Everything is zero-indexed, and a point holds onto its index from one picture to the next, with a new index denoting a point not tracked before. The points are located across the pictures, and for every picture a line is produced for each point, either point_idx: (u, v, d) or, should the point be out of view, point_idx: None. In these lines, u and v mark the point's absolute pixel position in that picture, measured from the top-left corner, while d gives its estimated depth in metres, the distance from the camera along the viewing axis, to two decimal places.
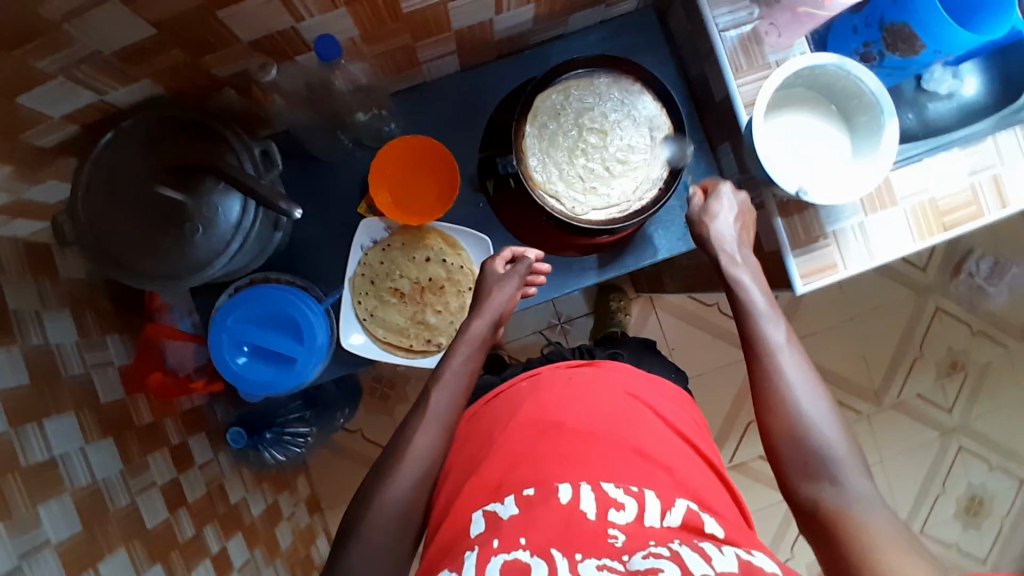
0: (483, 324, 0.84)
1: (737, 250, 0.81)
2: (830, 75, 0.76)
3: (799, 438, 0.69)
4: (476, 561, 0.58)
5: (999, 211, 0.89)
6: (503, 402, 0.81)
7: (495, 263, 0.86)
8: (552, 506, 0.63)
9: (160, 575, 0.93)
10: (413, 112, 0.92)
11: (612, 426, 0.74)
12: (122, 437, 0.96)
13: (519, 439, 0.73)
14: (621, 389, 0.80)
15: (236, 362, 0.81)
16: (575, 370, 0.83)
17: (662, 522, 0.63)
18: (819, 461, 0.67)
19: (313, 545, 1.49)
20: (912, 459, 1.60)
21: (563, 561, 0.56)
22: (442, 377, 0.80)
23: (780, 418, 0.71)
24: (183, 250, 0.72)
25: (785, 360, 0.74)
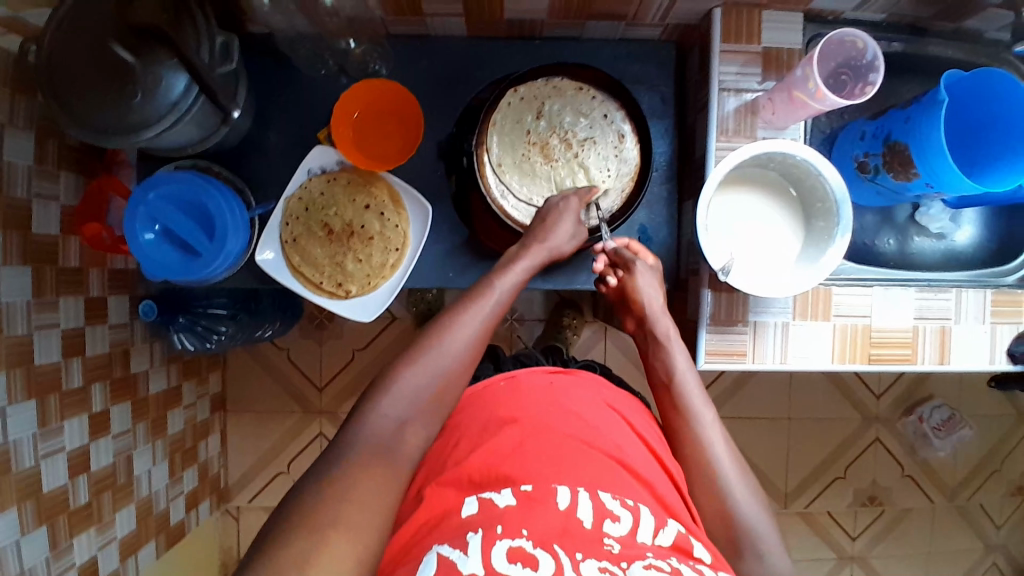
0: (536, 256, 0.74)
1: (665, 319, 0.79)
2: (801, 169, 0.74)
3: (730, 516, 0.69)
4: (480, 546, 0.54)
5: (935, 363, 0.86)
6: (477, 399, 0.76)
7: (569, 202, 0.77)
8: (550, 507, 0.59)
9: (30, 410, 0.98)
10: (406, 62, 0.91)
11: (595, 436, 0.70)
12: (40, 271, 1.00)
13: (498, 432, 0.69)
14: (599, 399, 0.77)
15: (144, 237, 0.81)
16: (555, 377, 0.79)
17: (653, 540, 0.59)
18: (740, 541, 0.68)
19: (203, 440, 1.51)
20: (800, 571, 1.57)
21: (566, 559, 0.54)
22: (477, 297, 0.69)
23: (706, 500, 0.71)
24: (118, 112, 0.72)
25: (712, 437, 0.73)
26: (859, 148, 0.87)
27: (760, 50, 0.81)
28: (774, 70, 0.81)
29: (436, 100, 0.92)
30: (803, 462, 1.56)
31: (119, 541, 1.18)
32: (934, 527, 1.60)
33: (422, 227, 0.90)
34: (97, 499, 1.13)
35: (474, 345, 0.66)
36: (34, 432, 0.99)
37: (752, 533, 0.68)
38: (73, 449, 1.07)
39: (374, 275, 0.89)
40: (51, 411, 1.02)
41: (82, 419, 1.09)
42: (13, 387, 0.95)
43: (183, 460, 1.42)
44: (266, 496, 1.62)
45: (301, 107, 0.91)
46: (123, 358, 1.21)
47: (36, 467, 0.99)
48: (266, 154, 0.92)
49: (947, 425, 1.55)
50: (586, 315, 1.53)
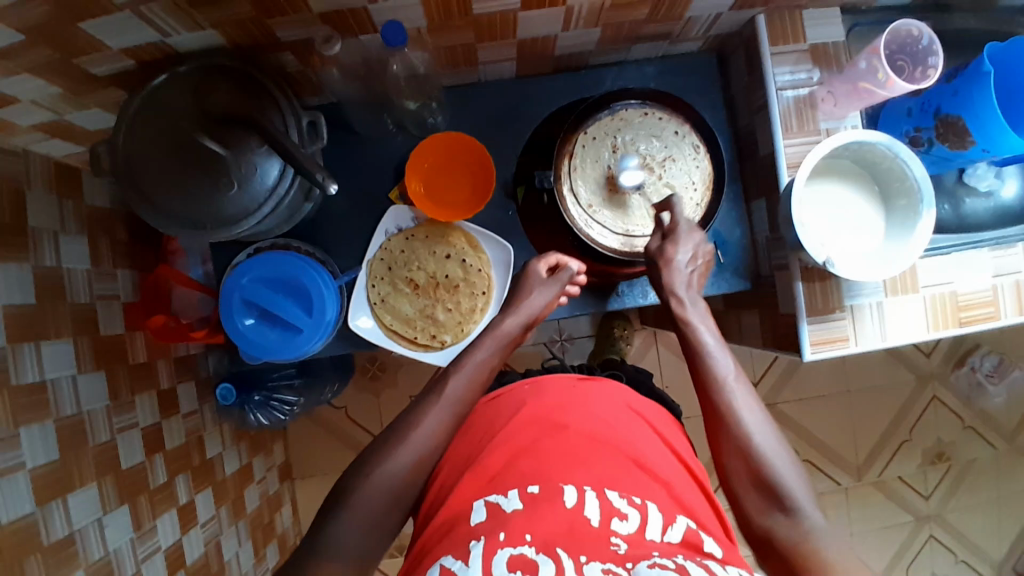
0: (516, 324, 0.84)
1: (685, 295, 0.81)
2: (877, 154, 0.77)
3: (757, 472, 0.69)
4: (481, 555, 0.59)
5: (1015, 316, 0.89)
6: (502, 403, 0.81)
7: (535, 266, 0.87)
8: (556, 507, 0.64)
9: (125, 515, 0.96)
10: (460, 110, 0.93)
11: (611, 434, 0.74)
12: (112, 371, 0.99)
13: (517, 432, 0.74)
14: (623, 401, 0.81)
15: (243, 323, 0.82)
16: (580, 380, 0.82)
17: (662, 537, 0.64)
18: (771, 490, 0.68)
19: (278, 511, 1.49)
20: (885, 538, 1.58)
21: (568, 563, 0.59)
22: (461, 365, 0.80)
23: (730, 456, 0.71)
24: (214, 204, 0.73)
25: (733, 394, 0.74)
26: (908, 124, 0.92)
27: (806, 47, 0.85)
28: (823, 64, 0.85)
29: (493, 143, 0.94)
30: (867, 430, 1.58)
31: None
32: (1003, 473, 1.63)
33: (506, 269, 0.91)
34: None
35: (457, 407, 0.77)
36: (131, 537, 0.96)
37: (777, 485, 0.68)
38: (168, 546, 1.05)
39: (466, 321, 0.90)
40: (143, 512, 1.00)
41: (171, 513, 1.07)
42: (107, 496, 0.93)
43: (263, 536, 1.39)
44: None
45: (365, 169, 0.93)
46: (199, 445, 1.20)
47: (138, 572, 0.96)
48: (337, 219, 0.93)
49: (999, 370, 1.60)
50: (637, 323, 1.54)
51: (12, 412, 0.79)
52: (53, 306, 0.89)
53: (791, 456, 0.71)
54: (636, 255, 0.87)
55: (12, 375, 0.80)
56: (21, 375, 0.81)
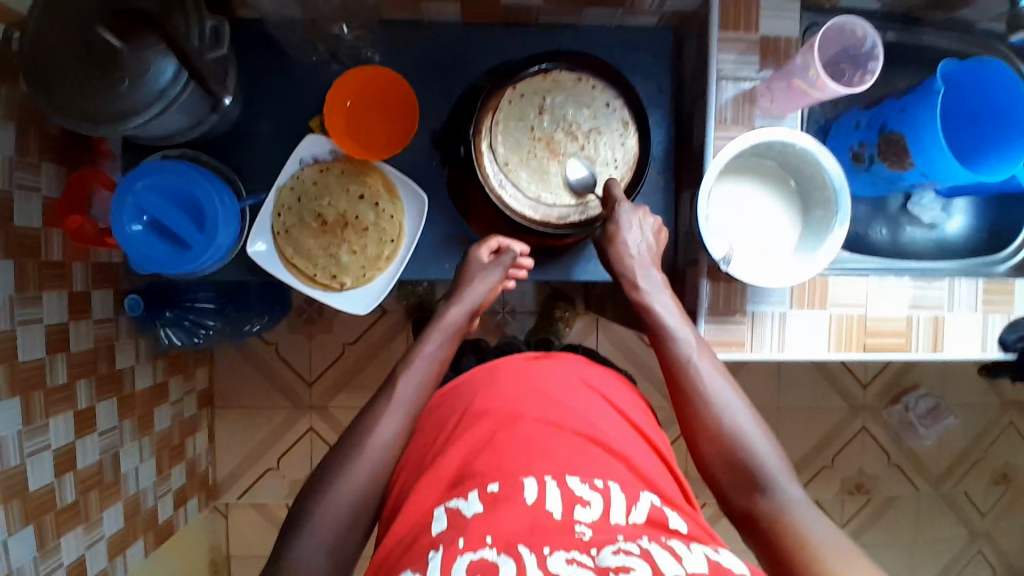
0: (461, 313, 0.80)
1: (647, 271, 0.78)
2: (800, 159, 0.74)
3: (733, 452, 0.66)
4: (440, 563, 0.51)
5: (927, 352, 0.86)
6: (456, 396, 0.73)
7: (479, 250, 0.83)
8: (517, 505, 0.56)
9: (15, 409, 0.93)
10: (398, 49, 0.89)
11: (567, 416, 0.66)
12: (22, 266, 0.94)
13: (471, 427, 0.66)
14: (577, 378, 0.73)
15: (131, 228, 0.79)
16: (533, 361, 0.75)
17: (627, 518, 0.57)
18: (750, 475, 0.65)
19: (191, 436, 1.47)
20: None
21: (531, 558, 0.50)
22: (410, 364, 0.75)
23: (711, 446, 0.68)
24: (104, 96, 0.69)
25: (705, 374, 0.71)
26: (854, 138, 0.88)
27: (757, 38, 0.81)
28: (771, 58, 0.81)
29: (429, 90, 0.90)
30: (792, 452, 1.57)
31: (106, 540, 1.15)
32: (920, 515, 1.63)
33: (418, 219, 0.89)
34: (84, 498, 1.09)
35: (411, 406, 0.72)
36: (19, 430, 0.94)
37: (754, 463, 0.65)
38: (59, 448, 1.02)
39: (369, 266, 0.88)
40: (35, 409, 0.97)
41: (68, 417, 1.05)
42: None
43: (170, 458, 1.38)
44: (256, 492, 1.58)
45: (293, 95, 0.90)
46: (108, 354, 1.16)
47: (22, 466, 0.94)
48: (255, 142, 0.90)
49: (933, 413, 1.59)
50: (578, 307, 1.50)
51: None
52: None
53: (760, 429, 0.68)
54: (548, 225, 0.82)
55: None
56: None
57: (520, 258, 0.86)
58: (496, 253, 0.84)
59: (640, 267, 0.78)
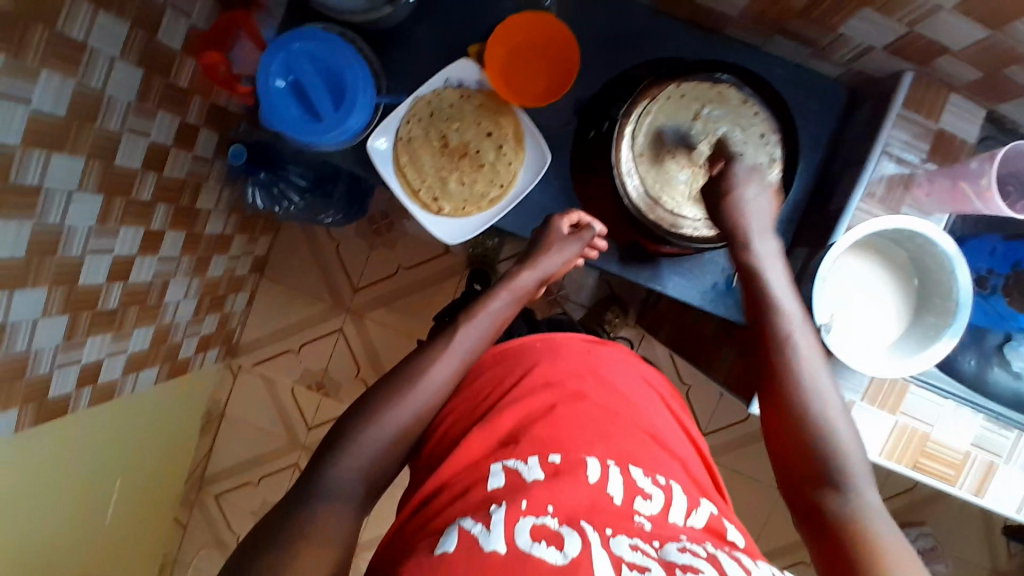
0: (532, 280, 0.81)
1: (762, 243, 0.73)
2: (935, 262, 0.72)
3: (813, 440, 0.64)
4: (503, 520, 0.51)
5: (970, 494, 0.82)
6: (513, 356, 0.73)
7: (560, 221, 0.83)
8: (579, 481, 0.57)
9: (95, 204, 0.93)
10: (578, 9, 0.88)
11: (626, 409, 0.68)
12: (150, 77, 0.95)
13: (532, 394, 0.67)
14: (639, 374, 0.75)
15: (274, 83, 0.81)
16: (594, 345, 0.75)
17: (686, 521, 0.58)
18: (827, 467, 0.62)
19: (233, 292, 1.52)
20: None
21: (594, 535, 0.52)
22: (474, 316, 0.75)
23: (792, 432, 0.65)
24: None
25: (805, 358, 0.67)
26: (984, 262, 0.84)
27: (934, 129, 0.79)
28: (940, 155, 0.79)
29: (593, 59, 0.89)
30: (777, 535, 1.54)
31: (126, 356, 1.18)
32: None
33: (534, 174, 0.88)
34: (123, 310, 1.11)
35: (466, 357, 0.72)
36: (90, 225, 0.94)
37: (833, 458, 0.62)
38: (120, 255, 1.04)
39: (472, 202, 0.88)
40: (113, 212, 0.98)
41: (137, 231, 1.06)
42: (89, 177, 0.90)
43: (210, 304, 1.43)
44: (269, 366, 1.64)
45: (464, 16, 0.90)
46: (193, 191, 1.19)
47: (80, 259, 0.94)
48: (412, 47, 0.90)
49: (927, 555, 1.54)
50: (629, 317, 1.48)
51: (41, 51, 0.74)
52: None
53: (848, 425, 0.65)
54: (656, 227, 0.81)
55: (61, 19, 0.76)
56: (69, 25, 0.77)
57: (597, 239, 0.86)
58: (576, 229, 0.84)
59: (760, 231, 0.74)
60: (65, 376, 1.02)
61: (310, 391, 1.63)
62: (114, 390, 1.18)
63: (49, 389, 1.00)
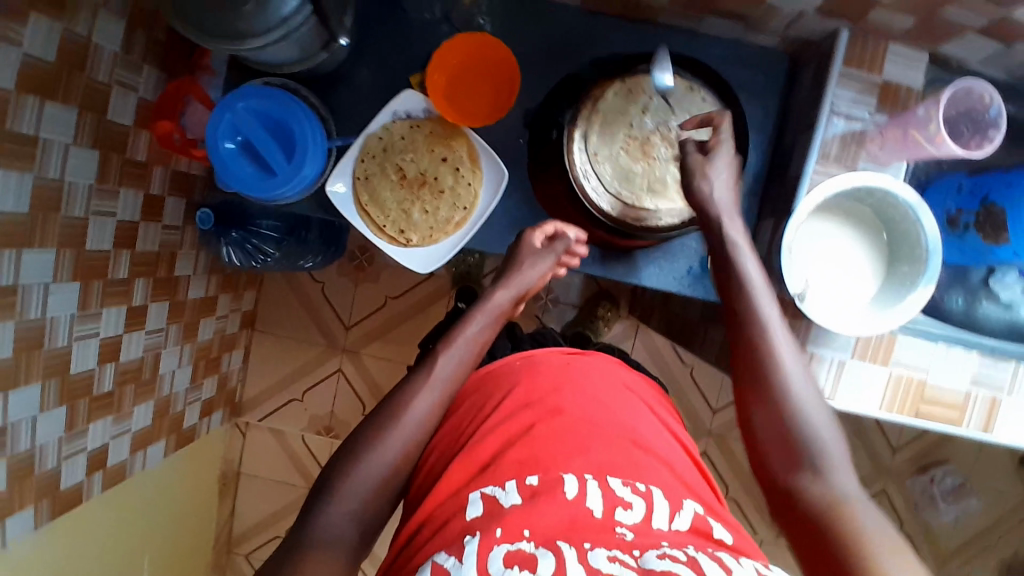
0: (508, 296, 0.81)
1: (732, 224, 0.74)
2: (898, 212, 0.72)
3: (790, 432, 0.64)
4: (475, 550, 0.52)
5: (979, 431, 0.83)
6: (493, 381, 0.75)
7: (535, 236, 0.84)
8: (556, 499, 0.57)
9: (73, 292, 0.94)
10: (510, 22, 0.89)
11: (605, 416, 0.68)
12: (106, 157, 0.95)
13: (512, 416, 0.67)
14: (617, 380, 0.76)
15: (223, 146, 0.82)
16: (571, 356, 0.77)
17: (670, 525, 0.58)
18: (804, 451, 0.62)
19: (228, 352, 1.52)
20: None
21: (570, 553, 0.52)
22: (452, 341, 0.75)
23: (767, 416, 0.65)
24: (226, 15, 0.70)
25: (777, 334, 0.68)
26: (953, 202, 0.84)
27: (879, 82, 0.79)
28: (889, 105, 0.80)
29: (533, 68, 0.90)
30: None
31: (132, 435, 1.18)
32: None
33: (495, 191, 0.89)
34: (120, 390, 1.11)
35: (447, 386, 0.72)
36: (73, 314, 0.95)
37: (815, 443, 0.63)
38: (107, 337, 1.04)
39: (437, 229, 0.89)
40: (93, 297, 0.98)
41: (120, 310, 1.07)
42: (62, 268, 0.91)
43: (206, 368, 1.43)
44: (276, 418, 1.64)
45: (399, 48, 0.91)
46: (169, 261, 1.20)
47: (67, 348, 0.95)
48: (354, 86, 0.91)
49: (956, 493, 1.55)
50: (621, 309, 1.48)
51: None
52: (69, 72, 0.85)
53: (821, 407, 0.66)
54: (623, 224, 0.81)
55: (9, 120, 0.77)
56: (18, 123, 0.77)
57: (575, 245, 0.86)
58: (551, 240, 0.84)
59: (727, 209, 0.74)
60: (74, 465, 1.02)
61: (320, 436, 1.64)
62: (125, 470, 1.18)
63: (59, 482, 1.00)
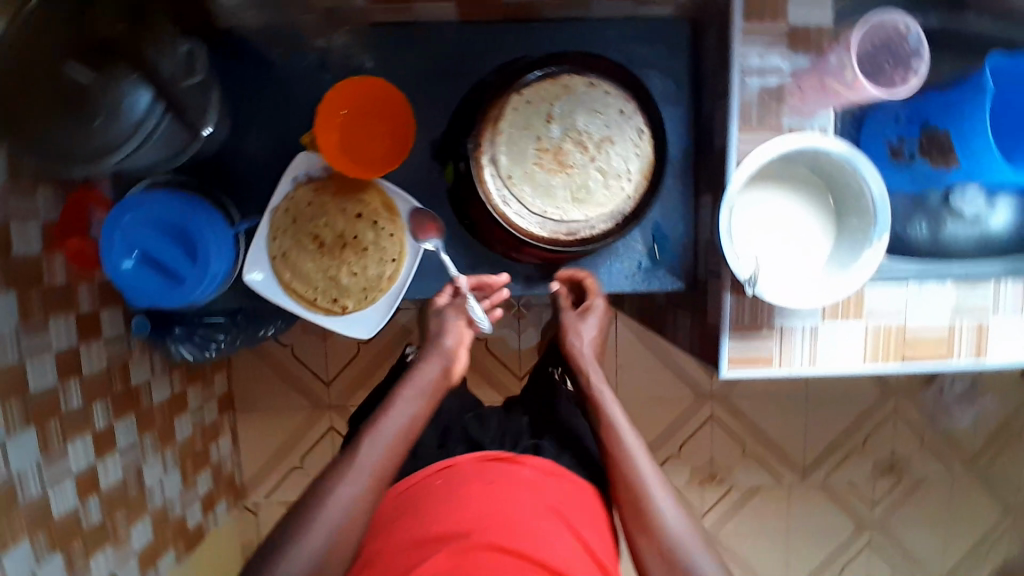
0: (436, 366, 0.75)
1: (596, 371, 0.79)
2: (834, 166, 0.69)
3: (671, 559, 0.64)
4: None
5: (969, 359, 0.80)
6: (412, 504, 0.67)
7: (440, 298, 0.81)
8: None
9: (29, 440, 0.86)
10: (391, 54, 0.83)
11: (530, 548, 0.61)
12: (24, 292, 0.85)
13: (432, 558, 0.60)
14: (545, 501, 0.66)
15: (121, 264, 0.76)
16: (496, 471, 0.69)
17: None
18: (676, 574, 0.63)
19: (214, 442, 1.47)
20: (818, 540, 1.53)
21: None
22: (368, 435, 0.68)
23: (648, 542, 0.65)
24: (76, 138, 0.62)
25: (641, 463, 0.70)
26: (892, 132, 0.80)
27: (786, 31, 0.73)
28: (801, 48, 0.73)
29: (427, 95, 0.84)
30: (820, 437, 1.52)
31: (132, 558, 1.13)
32: (954, 494, 1.56)
33: (419, 236, 0.84)
34: (110, 518, 1.05)
35: (377, 475, 0.65)
36: (36, 461, 0.88)
37: (690, 569, 0.63)
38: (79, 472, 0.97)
39: (370, 290, 0.84)
40: (52, 434, 0.91)
41: (85, 439, 0.99)
42: (8, 416, 0.83)
43: (194, 465, 1.38)
44: (281, 489, 1.60)
45: (282, 109, 0.84)
46: (122, 371, 1.10)
47: (43, 496, 0.89)
48: (247, 162, 0.85)
49: (968, 394, 1.53)
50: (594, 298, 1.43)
51: None
52: None
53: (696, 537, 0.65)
54: (556, 243, 0.76)
55: None
56: None
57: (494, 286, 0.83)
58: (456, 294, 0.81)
59: (594, 369, 0.79)
60: None
61: None
62: None
63: None
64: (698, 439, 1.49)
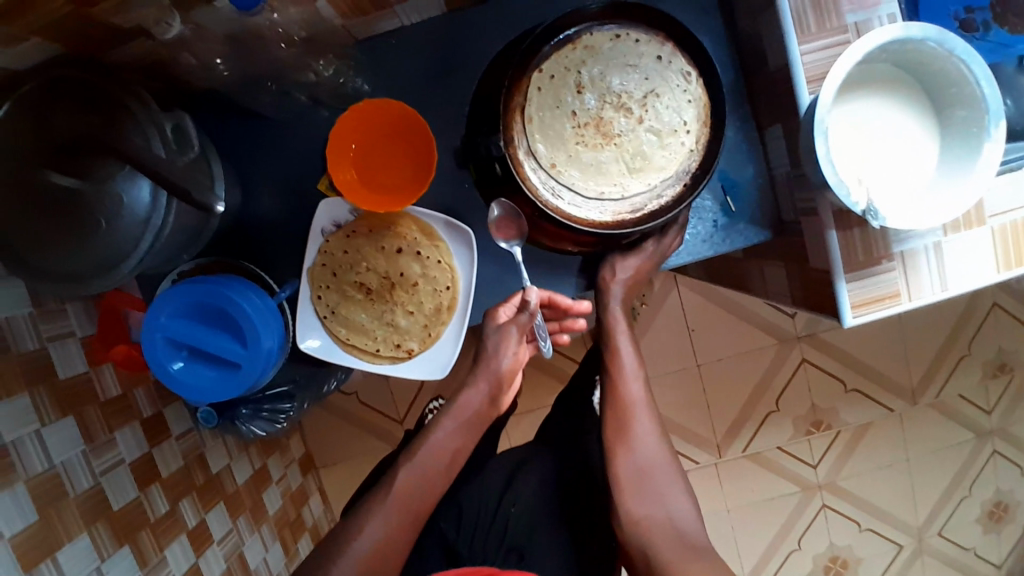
0: (481, 393, 0.77)
1: (626, 339, 0.78)
2: (925, 56, 0.59)
3: (645, 475, 0.74)
4: None
5: None
6: None
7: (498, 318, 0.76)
8: None
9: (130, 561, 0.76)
10: (385, 67, 0.75)
11: None
12: (84, 413, 0.75)
13: None
14: None
15: (173, 366, 0.71)
16: None
17: None
18: (648, 484, 0.74)
19: (306, 505, 1.36)
20: (939, 461, 1.40)
21: None
22: (416, 453, 0.74)
23: (624, 464, 0.74)
24: (82, 253, 0.59)
25: (638, 412, 0.76)
26: (958, 3, 0.69)
27: None
28: None
29: (434, 103, 0.76)
30: (920, 352, 1.38)
31: None
32: None
33: (470, 253, 0.75)
34: None
35: (416, 509, 0.72)
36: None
37: (657, 472, 0.75)
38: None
39: (432, 324, 0.77)
40: (148, 548, 0.79)
41: (183, 542, 0.86)
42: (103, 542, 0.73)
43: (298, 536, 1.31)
44: None
45: (288, 159, 0.77)
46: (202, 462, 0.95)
47: None
48: (267, 225, 0.79)
49: None
50: None
51: None
52: None
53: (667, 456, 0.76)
54: (622, 224, 0.68)
55: None
56: None
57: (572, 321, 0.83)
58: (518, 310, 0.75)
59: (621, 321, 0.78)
60: None
61: None
62: None
63: None
64: (794, 387, 1.37)
